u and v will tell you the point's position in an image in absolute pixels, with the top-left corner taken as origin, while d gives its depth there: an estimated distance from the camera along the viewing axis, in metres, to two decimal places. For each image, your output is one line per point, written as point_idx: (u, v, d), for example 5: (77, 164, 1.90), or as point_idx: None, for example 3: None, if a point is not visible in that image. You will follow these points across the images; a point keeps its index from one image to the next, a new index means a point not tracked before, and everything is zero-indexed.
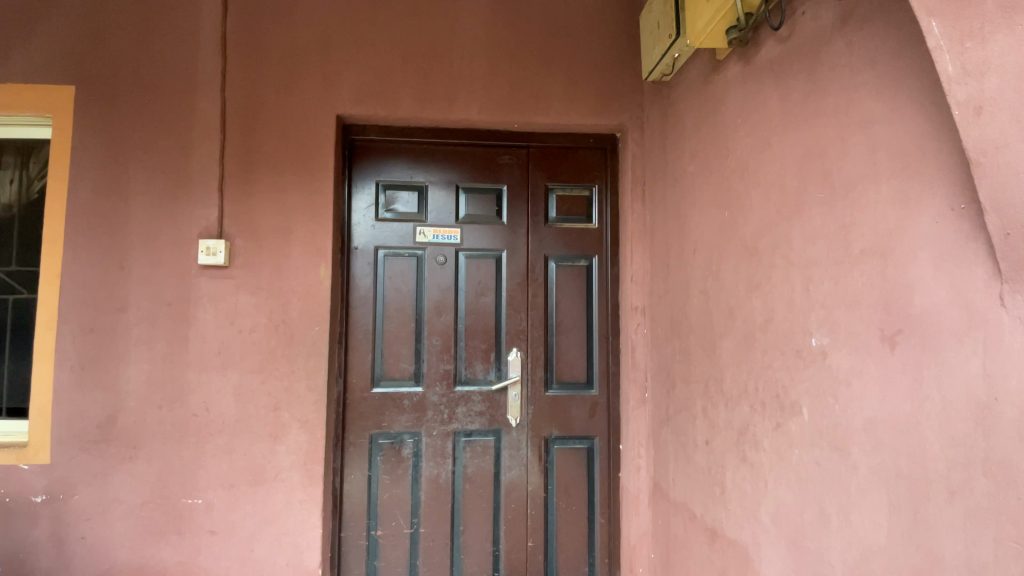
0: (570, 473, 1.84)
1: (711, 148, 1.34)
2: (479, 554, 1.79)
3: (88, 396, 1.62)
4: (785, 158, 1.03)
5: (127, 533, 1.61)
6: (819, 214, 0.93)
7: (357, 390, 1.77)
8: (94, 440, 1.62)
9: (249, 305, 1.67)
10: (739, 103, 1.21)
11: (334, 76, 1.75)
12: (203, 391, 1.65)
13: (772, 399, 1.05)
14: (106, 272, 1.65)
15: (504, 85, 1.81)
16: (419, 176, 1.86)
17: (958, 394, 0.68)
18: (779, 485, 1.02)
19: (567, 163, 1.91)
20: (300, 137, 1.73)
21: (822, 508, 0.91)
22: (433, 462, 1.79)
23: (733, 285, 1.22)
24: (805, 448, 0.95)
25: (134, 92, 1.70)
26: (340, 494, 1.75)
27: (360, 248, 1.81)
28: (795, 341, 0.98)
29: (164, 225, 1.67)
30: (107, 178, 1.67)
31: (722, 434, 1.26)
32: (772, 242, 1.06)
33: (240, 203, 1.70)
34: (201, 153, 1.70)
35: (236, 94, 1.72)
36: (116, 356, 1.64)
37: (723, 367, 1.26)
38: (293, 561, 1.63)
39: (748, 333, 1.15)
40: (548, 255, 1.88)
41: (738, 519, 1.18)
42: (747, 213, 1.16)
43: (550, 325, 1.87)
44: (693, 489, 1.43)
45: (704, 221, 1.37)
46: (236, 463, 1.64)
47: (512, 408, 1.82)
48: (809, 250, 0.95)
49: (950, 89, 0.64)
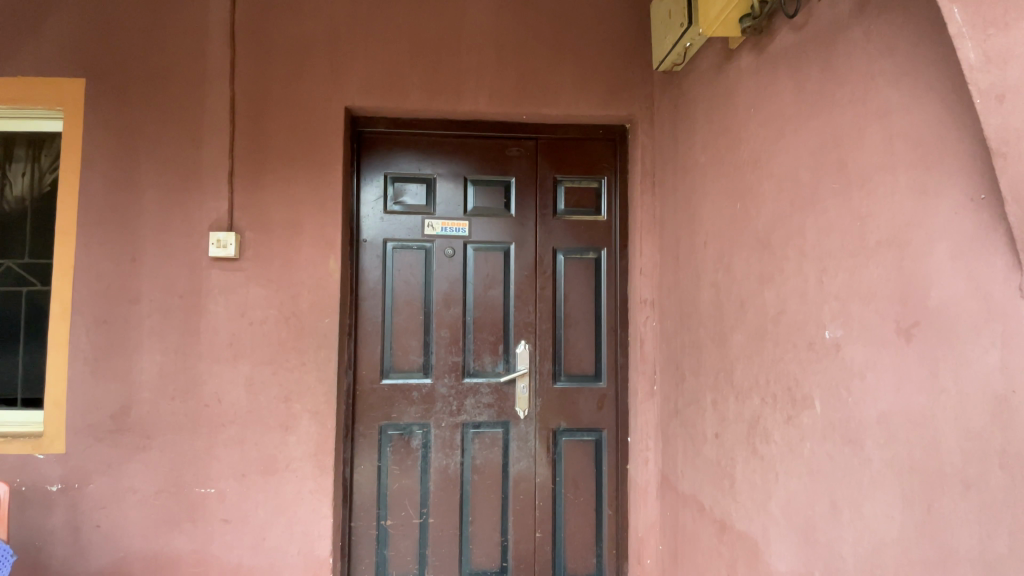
0: (578, 466, 1.85)
1: (723, 139, 1.32)
2: (487, 544, 1.81)
3: (102, 387, 1.64)
4: (799, 148, 1.02)
5: (141, 521, 1.64)
6: (834, 206, 0.92)
7: (367, 382, 1.78)
8: (108, 431, 1.64)
9: (259, 297, 1.69)
10: (752, 93, 1.19)
11: (342, 67, 1.75)
12: (215, 382, 1.67)
13: (784, 392, 1.05)
14: (118, 264, 1.66)
15: (512, 76, 1.80)
16: (427, 169, 1.85)
17: (975, 386, 0.67)
18: (789, 478, 1.02)
19: (577, 154, 1.90)
20: (309, 129, 1.73)
21: (833, 501, 0.91)
22: (442, 453, 1.81)
23: (744, 277, 1.21)
24: (816, 441, 0.95)
25: (144, 85, 1.70)
26: (351, 484, 1.77)
27: (368, 241, 1.81)
28: (808, 334, 0.98)
29: (175, 218, 1.68)
30: (118, 171, 1.68)
31: (732, 428, 1.26)
32: (785, 235, 1.05)
33: (250, 195, 1.70)
34: (211, 146, 1.71)
35: (245, 87, 1.72)
36: (130, 347, 1.65)
37: (734, 359, 1.25)
38: (304, 550, 1.65)
39: (760, 326, 1.14)
40: (557, 248, 1.88)
41: (747, 511, 1.18)
42: (759, 205, 1.15)
43: (559, 317, 1.87)
44: (701, 482, 1.43)
45: (715, 213, 1.36)
46: (247, 453, 1.66)
47: (520, 400, 1.83)
48: (823, 242, 0.94)
49: (970, 77, 0.63)
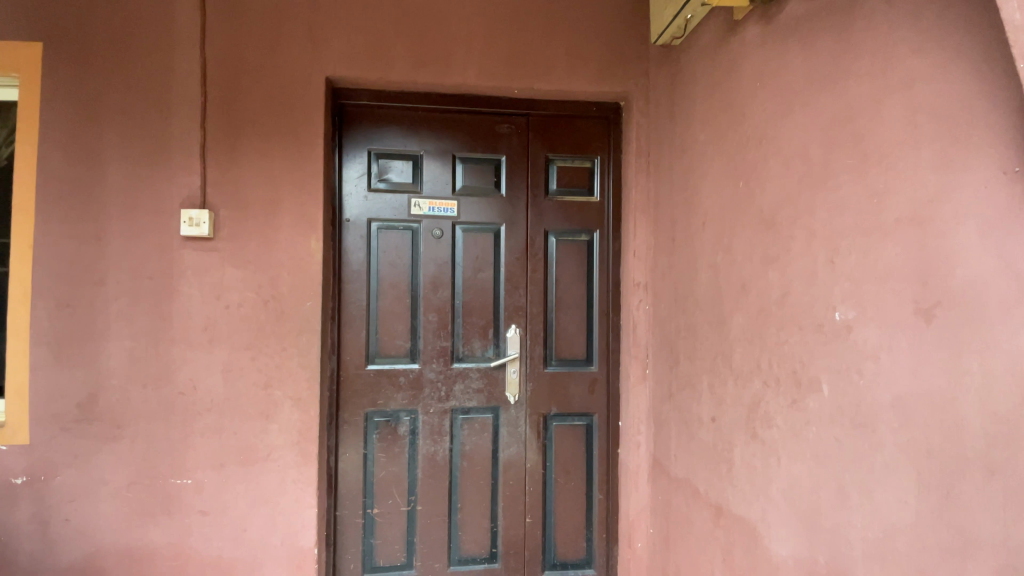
0: (569, 450, 1.83)
1: (725, 116, 1.28)
2: (477, 530, 1.78)
3: (68, 374, 1.54)
4: (809, 125, 0.98)
5: (114, 514, 1.56)
6: (847, 184, 0.88)
7: (352, 368, 1.72)
8: (75, 421, 1.54)
9: (235, 279, 1.59)
10: (758, 66, 1.14)
11: (322, 35, 1.65)
12: (190, 369, 1.58)
13: (788, 375, 1.02)
14: (83, 243, 1.55)
15: (504, 48, 1.72)
16: (414, 146, 1.77)
17: (1003, 368, 0.65)
18: (793, 462, 1.00)
19: (569, 132, 1.84)
20: (287, 101, 1.63)
21: (840, 485, 0.89)
22: (431, 440, 1.76)
23: (746, 259, 1.18)
24: (823, 426, 0.93)
25: (108, 50, 1.58)
26: (336, 472, 1.71)
27: (352, 220, 1.73)
28: (816, 315, 0.95)
29: (144, 194, 1.57)
30: (80, 143, 1.56)
31: (730, 412, 1.23)
32: (792, 215, 1.02)
33: (225, 171, 1.60)
34: (181, 118, 1.60)
35: (219, 55, 1.61)
36: (97, 332, 1.55)
37: (733, 342, 1.23)
38: (287, 541, 1.60)
39: (762, 308, 1.11)
40: (549, 229, 1.83)
41: (746, 496, 1.17)
42: (763, 184, 1.11)
43: (550, 300, 1.83)
44: (696, 466, 1.41)
45: (715, 192, 1.32)
46: (226, 442, 1.59)
47: (510, 384, 1.79)
48: (835, 222, 0.91)
49: (1013, 40, 0.58)
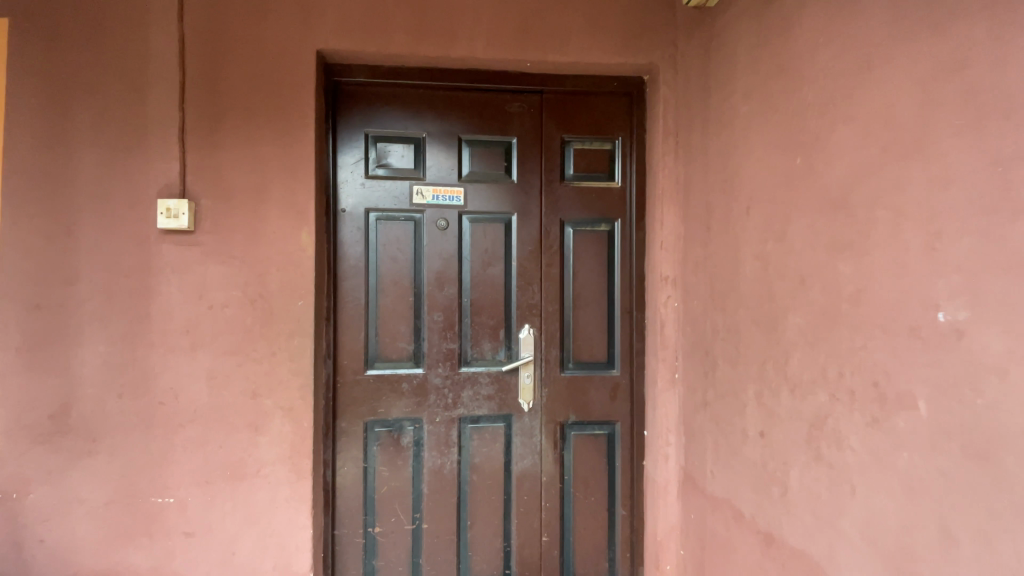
0: (589, 462, 1.66)
1: (777, 81, 1.09)
2: (488, 550, 1.62)
3: (38, 382, 1.39)
4: (897, 83, 0.80)
5: (90, 536, 1.41)
6: (955, 153, 0.70)
7: (349, 373, 1.55)
8: (46, 434, 1.39)
9: (219, 277, 1.43)
10: (822, 18, 0.96)
11: (312, 3, 1.47)
12: (171, 376, 1.42)
13: (866, 388, 0.84)
14: (52, 237, 1.39)
15: (514, 16, 1.54)
16: (415, 127, 1.60)
17: None
18: (874, 493, 0.83)
19: (586, 111, 1.66)
20: (274, 77, 1.46)
21: (946, 528, 0.72)
22: (437, 452, 1.59)
23: (805, 249, 0.99)
24: (919, 452, 0.75)
25: (75, 22, 1.41)
26: (333, 488, 1.55)
27: (347, 211, 1.56)
28: (909, 316, 0.77)
29: (117, 183, 1.41)
30: (48, 126, 1.40)
31: (785, 426, 1.06)
32: (871, 194, 0.84)
33: (206, 156, 1.44)
34: (158, 97, 1.43)
35: (197, 27, 1.44)
36: (68, 336, 1.40)
37: (788, 346, 1.05)
38: (280, 565, 1.44)
39: (829, 306, 0.93)
40: (565, 219, 1.65)
41: (806, 526, 0.99)
42: (830, 158, 0.93)
43: (567, 297, 1.65)
44: (739, 486, 1.24)
45: (762, 172, 1.14)
46: (211, 457, 1.43)
47: (524, 390, 1.62)
48: (936, 200, 0.73)
49: None
